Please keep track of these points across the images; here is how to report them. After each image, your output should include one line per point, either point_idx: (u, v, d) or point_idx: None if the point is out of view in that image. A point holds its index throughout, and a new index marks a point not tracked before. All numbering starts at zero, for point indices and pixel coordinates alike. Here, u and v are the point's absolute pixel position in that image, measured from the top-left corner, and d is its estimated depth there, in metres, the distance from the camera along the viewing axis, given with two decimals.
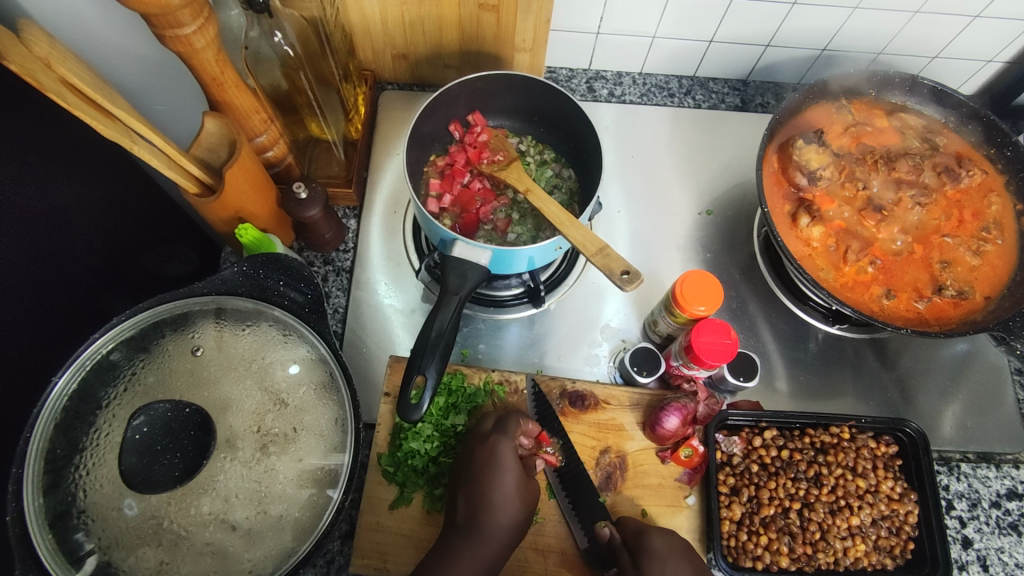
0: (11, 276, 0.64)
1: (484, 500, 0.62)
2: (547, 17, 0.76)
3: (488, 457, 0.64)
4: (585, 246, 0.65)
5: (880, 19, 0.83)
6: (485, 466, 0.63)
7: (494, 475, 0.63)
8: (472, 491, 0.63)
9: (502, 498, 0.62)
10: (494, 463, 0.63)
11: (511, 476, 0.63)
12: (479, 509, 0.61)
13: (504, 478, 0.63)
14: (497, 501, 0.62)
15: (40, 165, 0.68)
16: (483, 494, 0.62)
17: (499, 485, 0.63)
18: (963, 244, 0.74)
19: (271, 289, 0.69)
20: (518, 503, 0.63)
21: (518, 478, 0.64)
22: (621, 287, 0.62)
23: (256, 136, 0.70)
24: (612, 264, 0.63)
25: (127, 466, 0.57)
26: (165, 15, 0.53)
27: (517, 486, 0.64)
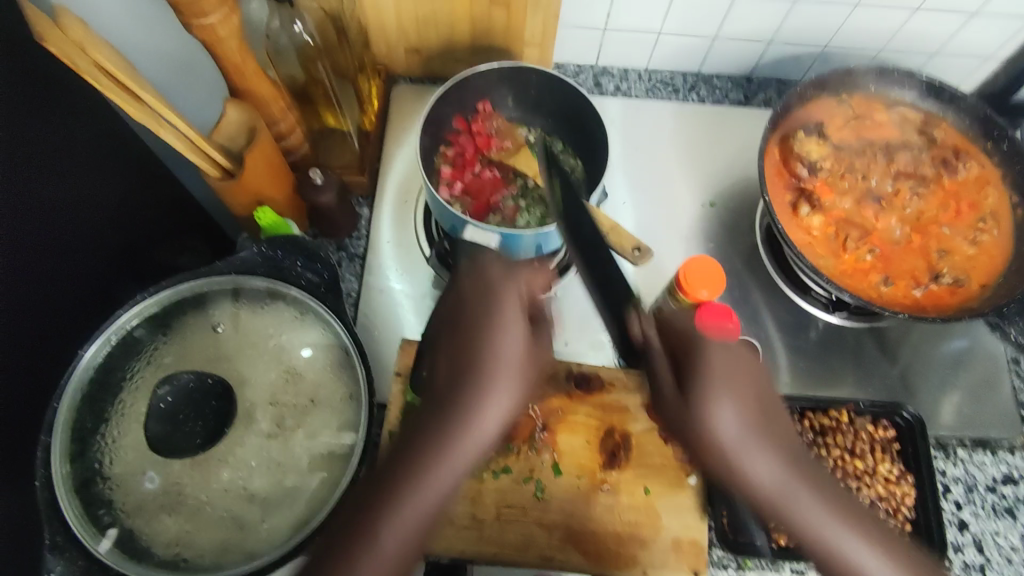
0: (40, 258, 0.67)
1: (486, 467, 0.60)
2: (555, 12, 0.78)
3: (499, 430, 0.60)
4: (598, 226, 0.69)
5: (880, 17, 0.85)
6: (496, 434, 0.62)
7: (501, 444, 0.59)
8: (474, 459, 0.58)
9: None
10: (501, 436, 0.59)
11: None
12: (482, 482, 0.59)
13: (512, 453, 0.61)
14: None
15: (68, 153, 0.71)
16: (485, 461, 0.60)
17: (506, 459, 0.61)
18: (961, 234, 0.77)
19: (289, 269, 0.70)
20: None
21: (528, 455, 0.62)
22: (635, 262, 0.68)
23: (274, 123, 0.73)
24: (624, 241, 0.68)
25: (153, 433, 0.61)
26: (190, 4, 0.56)
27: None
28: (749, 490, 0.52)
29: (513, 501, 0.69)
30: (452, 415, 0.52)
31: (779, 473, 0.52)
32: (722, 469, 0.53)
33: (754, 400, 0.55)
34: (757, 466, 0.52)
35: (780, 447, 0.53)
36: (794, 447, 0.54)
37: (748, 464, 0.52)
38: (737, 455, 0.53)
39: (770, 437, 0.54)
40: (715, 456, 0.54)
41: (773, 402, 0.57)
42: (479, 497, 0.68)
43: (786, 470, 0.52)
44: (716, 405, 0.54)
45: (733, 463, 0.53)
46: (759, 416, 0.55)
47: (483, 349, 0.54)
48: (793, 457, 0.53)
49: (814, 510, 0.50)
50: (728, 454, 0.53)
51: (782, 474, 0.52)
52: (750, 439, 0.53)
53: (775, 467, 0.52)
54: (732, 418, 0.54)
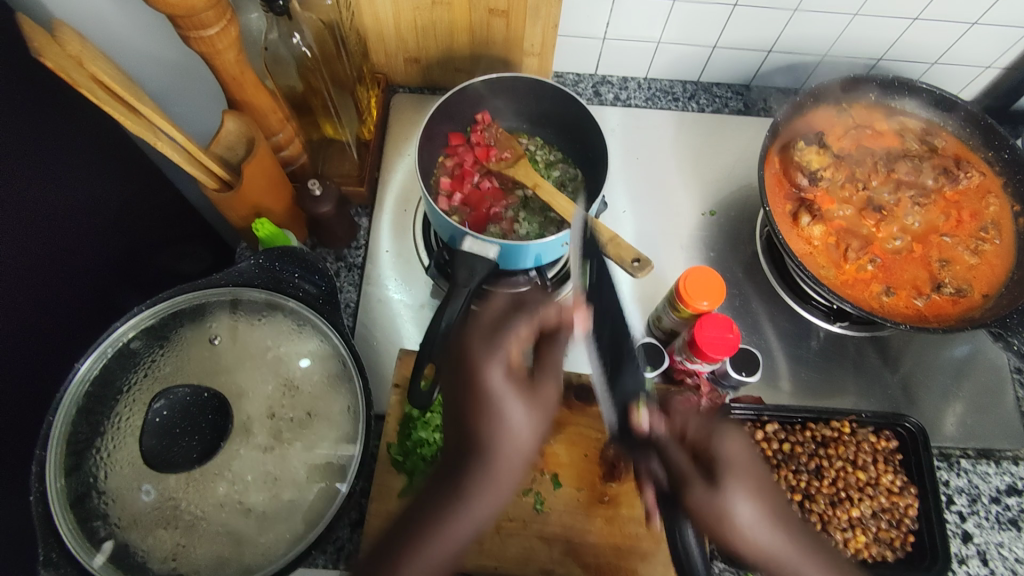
0: (34, 270, 0.67)
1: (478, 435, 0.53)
2: (554, 22, 0.78)
3: (479, 381, 0.55)
4: (597, 236, 0.69)
5: (880, 26, 0.85)
6: (466, 380, 0.55)
7: (489, 398, 0.54)
8: (466, 400, 0.54)
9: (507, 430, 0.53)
10: (487, 391, 0.54)
11: (510, 399, 0.54)
12: (471, 449, 0.53)
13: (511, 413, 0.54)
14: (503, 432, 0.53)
15: (64, 163, 0.71)
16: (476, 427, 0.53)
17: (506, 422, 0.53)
18: (961, 244, 0.76)
19: (286, 281, 0.70)
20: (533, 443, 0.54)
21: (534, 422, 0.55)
22: (633, 274, 0.66)
23: (273, 135, 0.72)
24: (623, 253, 0.67)
25: (148, 447, 0.59)
26: (190, 17, 0.56)
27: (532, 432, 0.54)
28: (720, 538, 0.52)
29: (513, 514, 0.68)
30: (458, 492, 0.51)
31: (758, 518, 0.53)
32: (717, 531, 0.52)
33: (752, 469, 0.55)
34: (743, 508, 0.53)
35: (761, 496, 0.54)
36: (788, 514, 0.55)
37: (730, 508, 0.52)
38: (724, 504, 0.52)
39: (759, 484, 0.54)
40: (711, 523, 0.52)
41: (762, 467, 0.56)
42: None
43: (761, 519, 0.53)
44: (735, 495, 0.53)
45: (717, 519, 0.52)
46: (761, 492, 0.54)
47: (481, 419, 0.53)
48: (777, 512, 0.54)
49: (739, 507, 0.53)
50: (721, 517, 0.52)
51: (752, 519, 0.52)
52: (749, 479, 0.54)
53: (755, 510, 0.53)
54: (747, 502, 0.53)
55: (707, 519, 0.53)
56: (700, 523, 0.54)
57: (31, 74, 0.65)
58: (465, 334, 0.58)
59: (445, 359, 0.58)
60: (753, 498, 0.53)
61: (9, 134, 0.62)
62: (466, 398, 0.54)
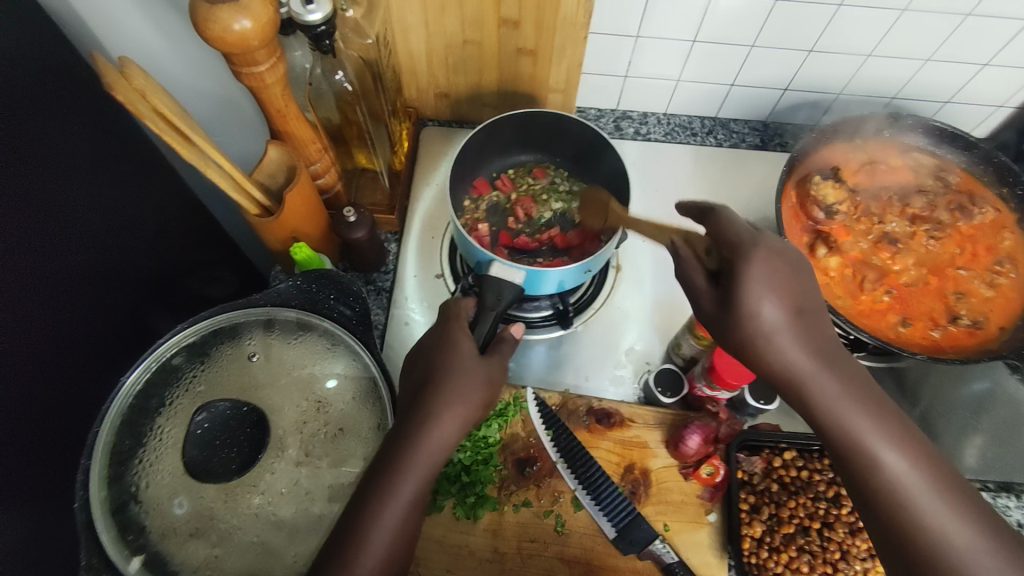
0: (76, 288, 0.71)
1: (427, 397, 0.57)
2: (579, 61, 0.83)
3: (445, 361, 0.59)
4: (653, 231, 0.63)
5: (892, 66, 0.88)
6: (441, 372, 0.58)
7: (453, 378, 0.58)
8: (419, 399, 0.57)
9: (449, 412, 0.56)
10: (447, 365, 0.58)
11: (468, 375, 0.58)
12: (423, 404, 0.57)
13: (460, 383, 0.57)
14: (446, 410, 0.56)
15: (100, 186, 0.76)
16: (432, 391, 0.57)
17: (452, 389, 0.57)
18: (977, 277, 0.78)
19: (323, 302, 0.74)
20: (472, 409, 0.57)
21: (477, 386, 0.58)
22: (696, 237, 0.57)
23: (311, 163, 0.76)
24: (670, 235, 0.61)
25: (190, 457, 0.62)
26: (243, 54, 0.60)
27: (475, 393, 0.58)
28: (776, 361, 0.49)
29: (534, 535, 0.70)
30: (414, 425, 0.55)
31: (911, 471, 0.48)
32: (875, 491, 0.48)
33: (886, 417, 0.49)
34: (794, 354, 0.49)
35: (907, 440, 0.48)
36: (824, 334, 0.50)
37: (912, 502, 0.47)
38: (871, 449, 0.48)
39: (866, 408, 0.48)
40: (751, 346, 0.50)
41: (890, 407, 0.49)
42: (500, 530, 0.70)
43: (791, 319, 0.50)
44: (759, 299, 0.49)
45: (891, 504, 0.47)
46: (800, 311, 0.50)
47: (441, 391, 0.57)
48: (939, 472, 0.48)
49: (858, 422, 0.48)
50: (899, 496, 0.47)
51: (836, 395, 0.48)
52: (877, 435, 0.48)
53: (905, 459, 0.48)
54: (775, 305, 0.49)
55: (851, 469, 0.49)
56: (848, 473, 0.50)
57: (70, 108, 0.72)
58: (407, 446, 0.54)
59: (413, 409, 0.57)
60: (899, 447, 0.48)
61: (52, 168, 0.68)
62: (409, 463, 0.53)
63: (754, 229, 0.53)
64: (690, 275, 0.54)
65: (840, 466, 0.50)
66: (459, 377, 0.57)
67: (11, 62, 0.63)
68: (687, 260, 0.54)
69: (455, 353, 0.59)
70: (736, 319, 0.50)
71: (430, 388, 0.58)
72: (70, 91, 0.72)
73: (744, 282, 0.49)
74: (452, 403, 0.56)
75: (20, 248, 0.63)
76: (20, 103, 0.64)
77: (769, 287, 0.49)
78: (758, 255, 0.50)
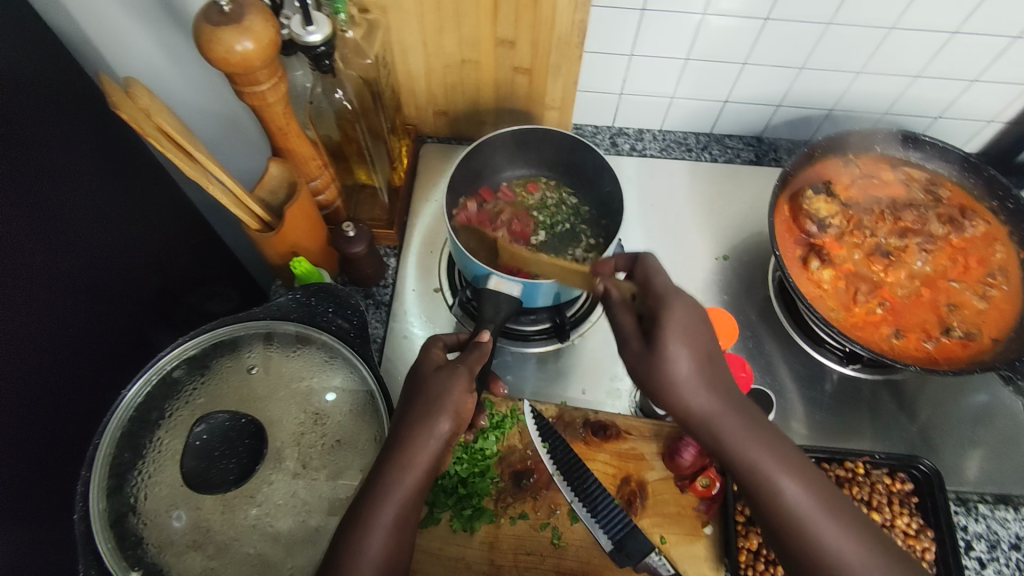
0: (78, 302, 0.73)
1: (404, 418, 0.58)
2: (574, 80, 0.85)
3: (429, 382, 0.60)
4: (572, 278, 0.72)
5: (882, 82, 0.89)
6: (417, 394, 0.59)
7: (430, 400, 0.58)
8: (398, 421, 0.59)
9: (427, 429, 0.57)
10: (426, 388, 0.59)
11: (446, 392, 0.58)
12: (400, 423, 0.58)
13: (437, 399, 0.58)
14: (421, 433, 0.57)
15: (104, 205, 0.78)
16: (408, 411, 0.58)
17: (430, 407, 0.58)
18: (969, 288, 0.79)
19: (321, 315, 0.75)
20: (450, 420, 0.58)
21: (458, 398, 0.59)
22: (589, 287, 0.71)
23: (311, 180, 0.78)
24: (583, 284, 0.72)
25: (189, 469, 0.63)
26: (246, 75, 0.62)
27: (455, 404, 0.58)
28: (680, 402, 0.57)
29: (530, 548, 0.70)
30: (395, 444, 0.57)
31: (809, 500, 0.53)
32: (778, 520, 0.53)
33: (787, 453, 0.55)
34: (700, 397, 0.57)
35: (806, 473, 0.54)
36: (727, 379, 0.58)
37: (813, 531, 0.52)
38: (771, 480, 0.54)
39: (765, 443, 0.55)
40: (665, 391, 0.58)
41: (789, 445, 0.56)
42: (497, 543, 0.70)
43: (701, 368, 0.57)
44: (674, 348, 0.57)
45: (794, 531, 0.52)
46: (708, 360, 0.58)
47: (417, 410, 0.58)
48: (837, 503, 0.53)
49: (760, 456, 0.54)
50: (797, 524, 0.52)
51: (738, 432, 0.55)
52: (777, 468, 0.54)
53: (802, 488, 0.53)
54: (688, 357, 0.57)
55: (767, 509, 0.54)
56: (757, 506, 0.55)
57: (76, 128, 0.74)
58: (388, 463, 0.56)
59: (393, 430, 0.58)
60: (798, 479, 0.54)
61: (58, 187, 0.70)
62: (390, 481, 0.55)
63: (675, 285, 0.62)
64: (622, 320, 0.63)
65: (750, 500, 0.56)
66: (420, 401, 0.58)
67: (20, 84, 0.65)
68: (618, 300, 0.64)
69: (418, 379, 0.61)
70: (653, 368, 0.58)
71: (409, 409, 0.59)
72: (75, 112, 0.74)
73: (662, 333, 0.57)
74: (416, 425, 0.57)
75: (25, 263, 0.65)
76: (27, 124, 0.66)
77: (681, 325, 0.58)
78: (676, 303, 0.59)
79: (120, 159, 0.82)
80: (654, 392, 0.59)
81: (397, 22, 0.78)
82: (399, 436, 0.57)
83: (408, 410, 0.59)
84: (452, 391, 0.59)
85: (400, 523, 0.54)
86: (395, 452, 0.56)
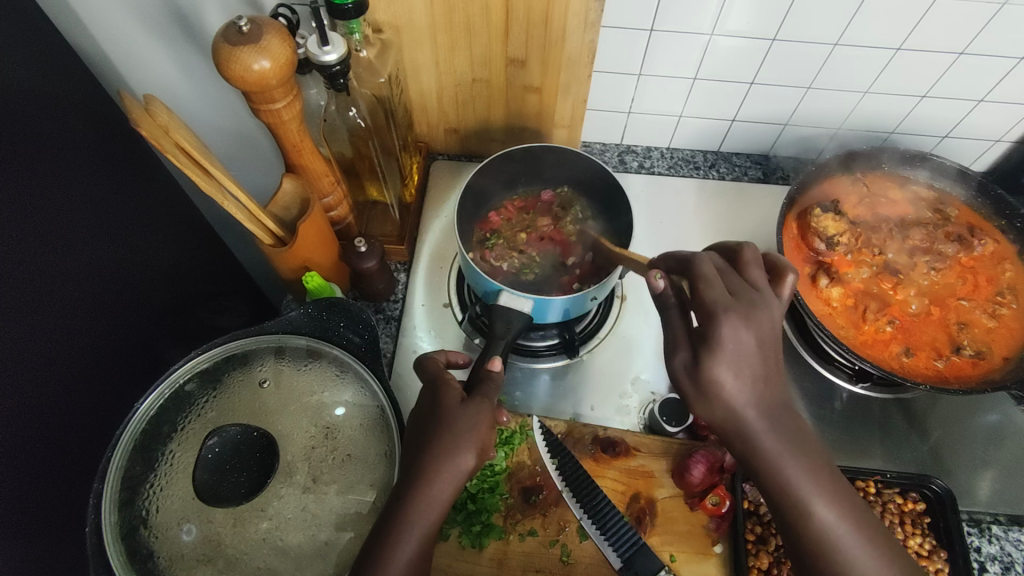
0: (91, 315, 0.74)
1: (425, 448, 0.58)
2: (584, 98, 0.86)
3: (451, 408, 0.60)
4: None
5: (890, 102, 0.90)
6: (438, 422, 0.59)
7: (451, 429, 0.58)
8: (419, 446, 0.58)
9: (447, 455, 0.57)
10: (449, 417, 0.59)
11: (468, 419, 0.59)
12: (420, 449, 0.58)
13: (459, 426, 0.58)
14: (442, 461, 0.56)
15: (121, 220, 0.80)
16: (429, 438, 0.58)
17: (452, 435, 0.58)
18: (979, 307, 0.79)
19: (332, 330, 0.76)
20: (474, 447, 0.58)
21: (483, 424, 0.59)
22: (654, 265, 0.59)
23: (324, 196, 0.78)
24: None
25: (201, 481, 0.64)
26: (262, 93, 0.63)
27: (478, 430, 0.58)
28: (724, 409, 0.49)
29: (539, 565, 0.70)
30: (415, 472, 0.56)
31: (840, 522, 0.49)
32: (805, 544, 0.49)
33: (824, 473, 0.49)
34: (746, 414, 0.49)
35: (841, 494, 0.49)
36: (780, 402, 0.50)
37: (843, 556, 0.48)
38: (804, 500, 0.49)
39: (811, 469, 0.49)
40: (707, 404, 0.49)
41: (829, 465, 0.50)
42: (505, 560, 0.70)
43: (752, 386, 0.49)
44: (726, 364, 0.48)
45: (819, 553, 0.48)
46: (761, 379, 0.49)
47: (439, 438, 0.58)
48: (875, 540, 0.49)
49: (800, 480, 0.48)
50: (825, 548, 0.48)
51: (779, 450, 0.49)
52: (813, 488, 0.49)
53: (834, 509, 0.49)
54: (736, 376, 0.48)
55: (790, 526, 0.50)
56: (785, 526, 0.50)
57: (94, 147, 0.76)
58: (411, 493, 0.55)
59: (412, 457, 0.58)
60: (837, 503, 0.49)
61: (74, 202, 0.72)
62: (414, 511, 0.55)
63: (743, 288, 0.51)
64: (672, 322, 0.53)
65: (778, 519, 0.51)
66: (443, 432, 0.58)
67: (42, 105, 0.67)
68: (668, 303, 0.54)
69: (442, 406, 0.60)
70: (693, 382, 0.49)
71: (429, 435, 0.59)
72: (95, 133, 0.76)
73: (714, 353, 0.48)
74: (438, 455, 0.57)
75: (41, 277, 0.66)
76: (47, 142, 0.68)
77: (741, 337, 0.48)
78: (727, 321, 0.48)
79: (134, 174, 0.83)
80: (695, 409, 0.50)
81: (410, 43, 0.79)
82: (422, 463, 0.57)
83: (431, 436, 0.58)
84: (475, 420, 0.59)
85: (417, 558, 0.54)
86: (417, 483, 0.56)
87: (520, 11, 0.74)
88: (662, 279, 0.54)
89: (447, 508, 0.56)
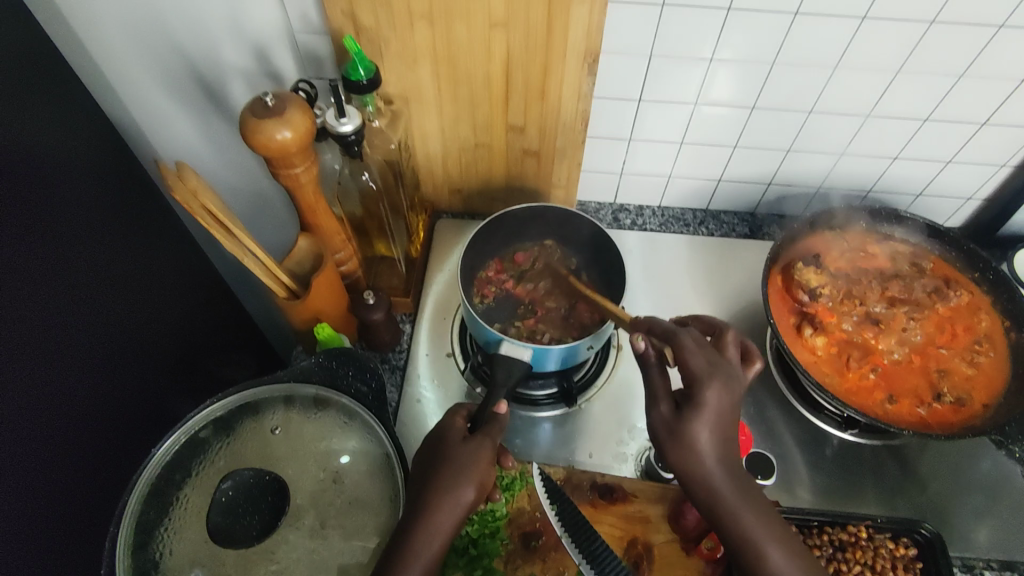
0: (106, 368, 0.78)
1: (428, 487, 0.61)
2: (579, 161, 0.93)
3: (457, 450, 0.63)
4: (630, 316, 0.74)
5: (866, 163, 0.97)
6: (439, 463, 0.63)
7: (453, 471, 0.61)
8: (424, 483, 0.62)
9: (448, 493, 0.60)
10: (450, 459, 0.62)
11: (468, 460, 0.62)
12: (422, 487, 0.61)
13: (460, 466, 0.62)
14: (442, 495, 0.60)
15: (138, 276, 0.85)
16: (431, 478, 0.62)
17: (453, 474, 0.61)
18: (958, 355, 0.83)
19: (342, 378, 0.79)
20: (474, 484, 0.61)
21: (481, 466, 0.62)
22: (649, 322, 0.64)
23: (336, 252, 0.84)
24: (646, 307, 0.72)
25: (214, 524, 0.66)
26: (283, 159, 0.69)
27: (478, 467, 0.62)
28: (692, 462, 0.56)
29: None
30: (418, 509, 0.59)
31: (790, 564, 0.54)
32: None
33: (773, 521, 0.56)
34: (710, 467, 0.56)
35: (791, 541, 0.55)
36: (737, 458, 0.58)
37: None
38: (758, 545, 0.55)
39: (759, 514, 0.56)
40: (679, 458, 0.57)
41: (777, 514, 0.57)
42: None
43: (718, 443, 0.56)
44: (699, 423, 0.56)
45: None
46: (727, 438, 0.57)
47: (440, 478, 0.61)
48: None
49: (749, 524, 0.55)
50: None
51: (734, 498, 0.56)
52: (765, 534, 0.55)
53: (783, 550, 0.55)
54: (709, 433, 0.56)
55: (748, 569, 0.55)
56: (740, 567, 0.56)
57: (116, 208, 0.82)
58: (415, 527, 0.58)
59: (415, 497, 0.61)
60: (783, 545, 0.55)
61: (93, 259, 0.77)
62: (417, 544, 0.57)
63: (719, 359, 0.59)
64: (654, 380, 0.61)
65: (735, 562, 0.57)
66: (445, 473, 0.61)
67: (66, 170, 0.73)
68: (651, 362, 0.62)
69: (444, 449, 0.64)
70: (677, 439, 0.57)
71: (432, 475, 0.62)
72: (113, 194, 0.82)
73: (694, 411, 0.56)
74: (439, 491, 0.60)
75: (60, 330, 0.70)
76: (72, 205, 0.74)
77: (716, 403, 0.56)
78: (713, 387, 0.56)
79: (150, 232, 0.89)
80: (675, 462, 0.57)
81: (418, 112, 0.87)
82: (426, 502, 0.60)
83: (434, 477, 0.61)
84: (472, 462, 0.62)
85: None
86: (419, 518, 0.59)
87: (519, 82, 0.81)
88: (645, 342, 0.63)
89: (446, 543, 0.59)
